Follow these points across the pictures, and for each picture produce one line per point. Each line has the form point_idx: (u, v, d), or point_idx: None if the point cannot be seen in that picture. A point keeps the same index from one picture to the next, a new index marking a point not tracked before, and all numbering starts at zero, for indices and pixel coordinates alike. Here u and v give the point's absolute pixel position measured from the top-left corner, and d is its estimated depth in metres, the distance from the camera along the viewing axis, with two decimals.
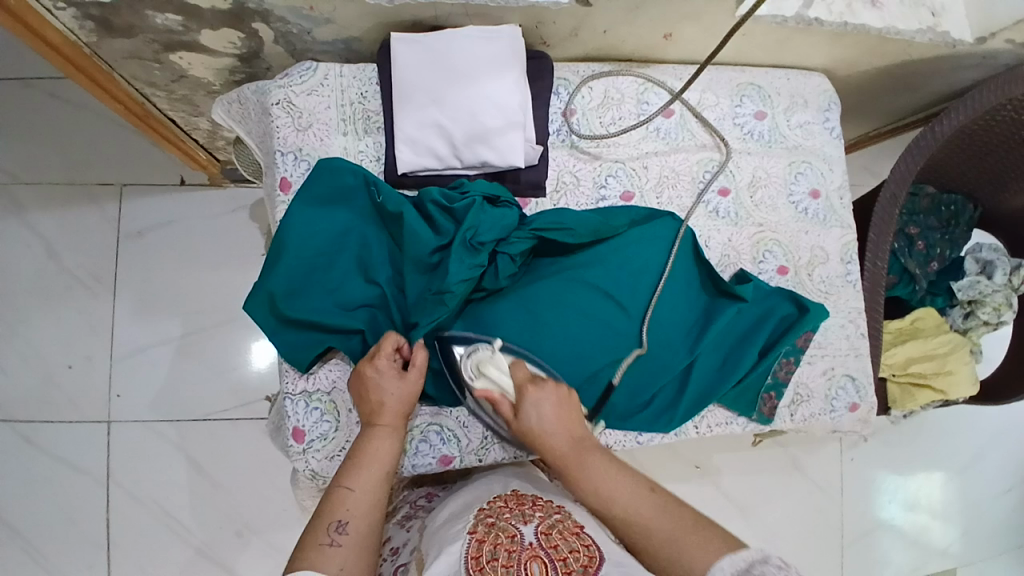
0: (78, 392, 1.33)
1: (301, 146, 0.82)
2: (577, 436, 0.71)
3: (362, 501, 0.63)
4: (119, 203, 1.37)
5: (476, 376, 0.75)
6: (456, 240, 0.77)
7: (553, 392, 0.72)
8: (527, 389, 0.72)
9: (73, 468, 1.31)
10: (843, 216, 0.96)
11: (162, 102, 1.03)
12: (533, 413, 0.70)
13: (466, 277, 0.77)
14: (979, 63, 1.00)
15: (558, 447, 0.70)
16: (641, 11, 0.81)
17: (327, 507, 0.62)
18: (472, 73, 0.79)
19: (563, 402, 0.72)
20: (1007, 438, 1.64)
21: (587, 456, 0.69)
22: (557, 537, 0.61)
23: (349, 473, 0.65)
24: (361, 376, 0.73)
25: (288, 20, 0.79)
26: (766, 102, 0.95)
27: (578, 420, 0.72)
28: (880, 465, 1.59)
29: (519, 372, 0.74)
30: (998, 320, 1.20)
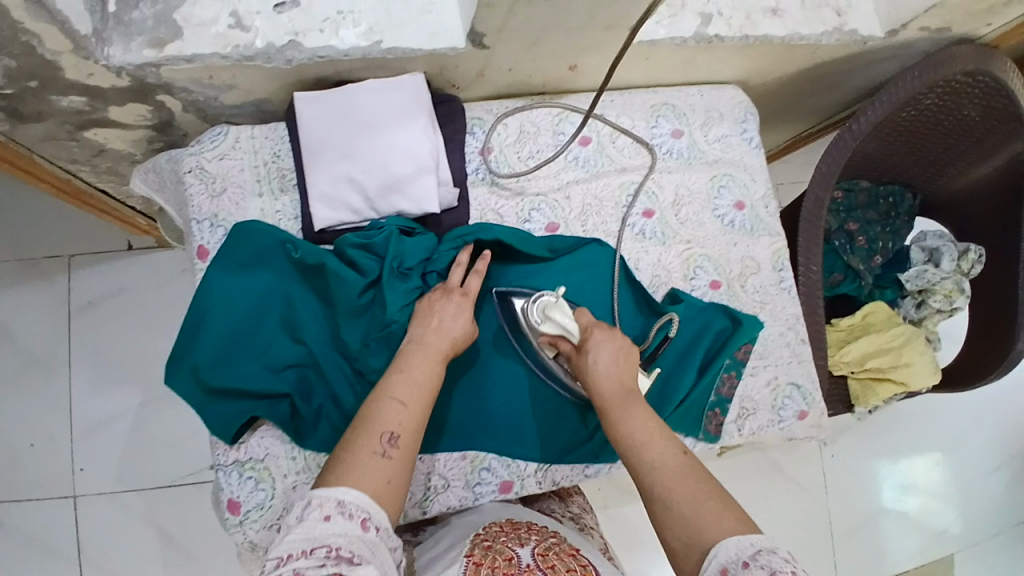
0: (42, 470, 1.31)
1: (216, 212, 0.82)
2: (627, 385, 0.75)
3: (411, 417, 0.67)
4: (68, 275, 1.37)
5: (542, 320, 0.80)
6: (386, 273, 0.79)
7: (608, 345, 0.77)
8: (593, 333, 0.78)
9: (43, 548, 1.29)
10: (771, 224, 0.97)
11: (90, 176, 1.04)
12: (592, 357, 0.76)
13: (405, 303, 0.80)
14: (895, 55, 1.00)
15: (608, 389, 0.74)
16: (539, 47, 0.82)
17: (377, 418, 0.66)
18: (380, 123, 0.79)
19: (621, 354, 0.77)
20: (984, 416, 1.64)
21: (632, 406, 0.73)
22: (554, 558, 0.64)
23: (397, 388, 0.69)
24: (442, 300, 0.78)
25: (192, 90, 0.80)
26: (681, 119, 0.96)
27: (633, 372, 0.77)
28: (862, 458, 1.58)
29: (581, 317, 0.80)
30: (951, 306, 1.19)
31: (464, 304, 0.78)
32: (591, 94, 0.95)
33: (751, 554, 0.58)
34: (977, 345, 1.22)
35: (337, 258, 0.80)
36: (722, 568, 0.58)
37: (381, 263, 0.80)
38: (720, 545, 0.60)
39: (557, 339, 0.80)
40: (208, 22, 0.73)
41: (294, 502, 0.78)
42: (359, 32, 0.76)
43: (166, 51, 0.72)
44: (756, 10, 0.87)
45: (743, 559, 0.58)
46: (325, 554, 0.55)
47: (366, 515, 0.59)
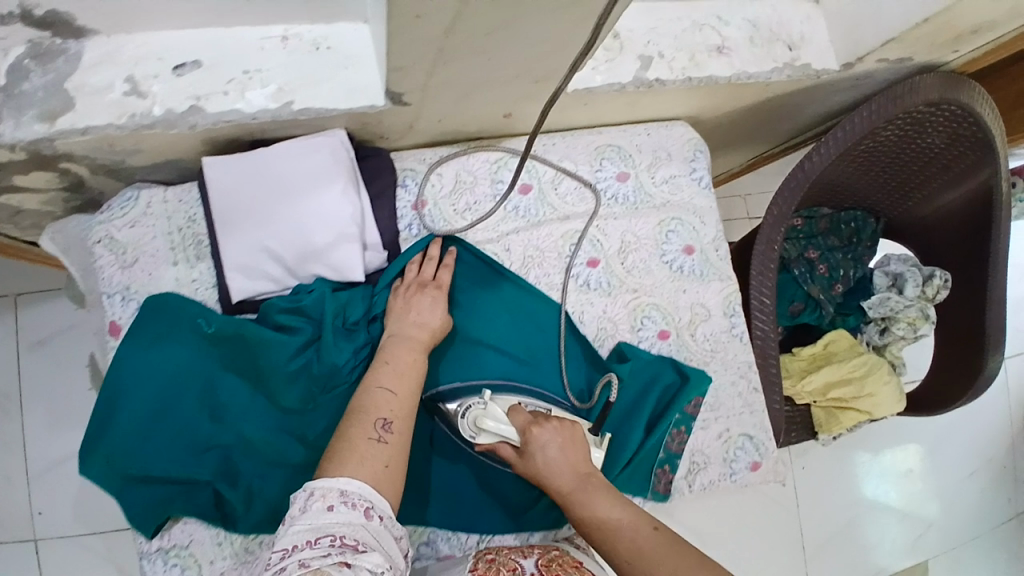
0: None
1: (128, 284, 0.78)
2: (583, 471, 0.73)
3: (403, 404, 0.68)
4: (15, 314, 1.31)
5: (476, 433, 0.76)
6: (330, 329, 0.77)
7: (557, 435, 0.75)
8: (533, 432, 0.74)
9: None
10: (723, 268, 0.93)
11: (14, 230, 0.99)
12: (539, 453, 0.73)
13: (355, 362, 0.80)
14: (855, 85, 0.95)
15: (564, 483, 0.72)
16: (469, 101, 0.76)
17: (369, 406, 0.66)
18: (294, 189, 0.75)
19: (569, 442, 0.75)
20: (956, 423, 1.63)
21: (592, 490, 0.71)
22: (556, 568, 0.69)
23: (385, 377, 0.70)
24: (417, 294, 0.79)
25: (96, 156, 0.74)
26: (628, 161, 0.92)
27: (584, 455, 0.75)
28: (830, 458, 1.53)
29: (517, 418, 0.76)
30: (915, 333, 1.16)
31: (438, 295, 0.80)
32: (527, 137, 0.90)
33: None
34: (945, 369, 1.18)
35: (262, 323, 0.78)
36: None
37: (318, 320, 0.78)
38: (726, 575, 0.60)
39: (496, 446, 0.76)
40: (103, 89, 0.67)
41: None
42: (269, 92, 0.69)
43: (58, 124, 0.66)
44: (701, 49, 0.81)
45: None
46: (330, 543, 0.54)
47: (370, 504, 0.59)
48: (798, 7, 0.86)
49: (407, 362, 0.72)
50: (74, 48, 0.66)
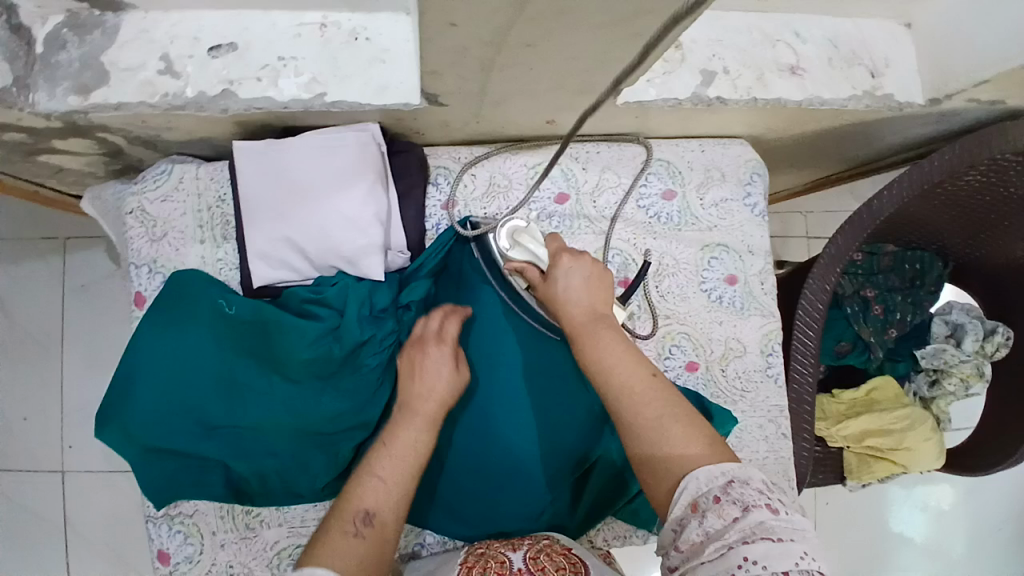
0: (35, 443, 1.33)
1: (155, 257, 0.78)
2: (599, 311, 0.67)
3: (391, 496, 0.63)
4: (63, 256, 1.36)
5: (511, 246, 0.75)
6: (350, 317, 0.74)
7: (577, 269, 0.69)
8: (562, 257, 0.70)
9: (34, 521, 1.32)
10: (765, 304, 0.87)
11: (57, 185, 1.01)
12: (561, 280, 0.69)
13: (382, 351, 0.77)
14: (939, 119, 0.86)
15: (576, 317, 0.67)
16: (507, 105, 0.72)
17: (355, 495, 0.63)
18: (321, 181, 0.73)
19: (596, 280, 0.69)
20: (1017, 490, 1.46)
21: (602, 330, 0.65)
22: (544, 560, 0.67)
23: (380, 463, 0.65)
24: (420, 354, 0.73)
25: (130, 129, 0.74)
26: (676, 179, 0.86)
27: (608, 296, 0.69)
28: (858, 501, 1.43)
29: (554, 244, 0.73)
30: (967, 390, 1.07)
31: (443, 352, 0.73)
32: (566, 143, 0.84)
33: (723, 487, 0.54)
34: (1004, 428, 1.06)
35: (282, 310, 0.76)
36: (692, 504, 0.55)
37: (335, 311, 0.75)
38: (689, 477, 0.56)
39: (523, 267, 0.73)
40: (136, 66, 0.66)
41: (220, 557, 0.77)
42: (301, 83, 0.68)
43: (91, 98, 0.66)
44: (770, 67, 0.74)
45: (713, 492, 0.54)
46: None
47: None
48: (885, 27, 0.77)
49: (406, 445, 0.67)
50: (111, 21, 0.65)
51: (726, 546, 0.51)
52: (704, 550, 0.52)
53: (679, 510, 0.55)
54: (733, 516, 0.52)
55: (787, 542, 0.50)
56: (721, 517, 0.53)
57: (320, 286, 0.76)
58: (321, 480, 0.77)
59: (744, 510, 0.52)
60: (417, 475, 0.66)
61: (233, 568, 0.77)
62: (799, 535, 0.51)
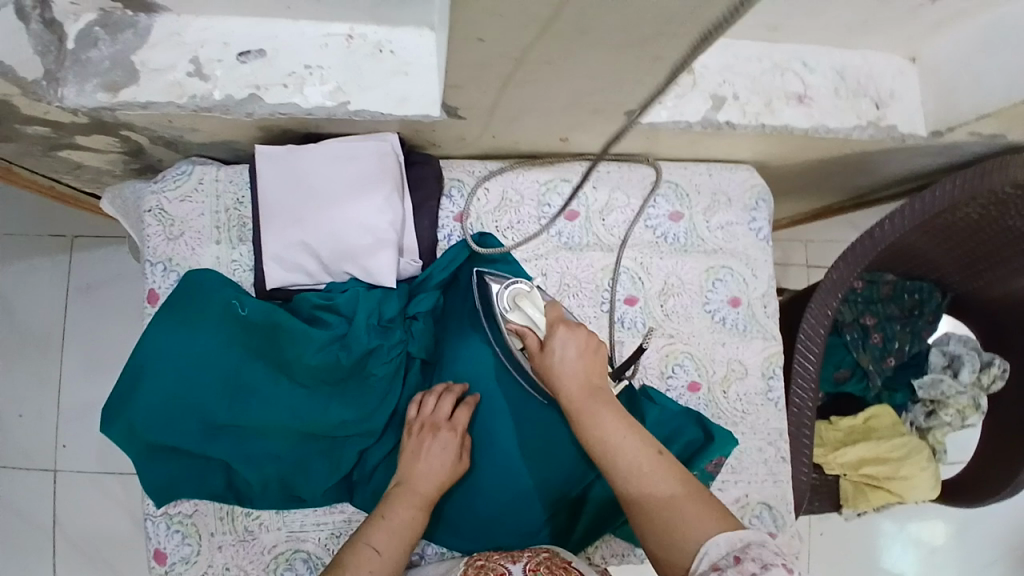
0: (28, 441, 1.32)
1: (170, 256, 0.79)
2: (594, 384, 0.67)
3: (385, 565, 0.66)
4: (71, 254, 1.37)
5: (511, 309, 0.75)
6: (360, 326, 0.75)
7: (573, 338, 0.70)
8: (558, 329, 0.71)
9: (21, 520, 1.30)
10: (768, 326, 0.88)
11: (73, 182, 1.03)
12: (558, 351, 0.69)
13: (390, 360, 0.78)
14: (939, 153, 0.89)
15: (573, 391, 0.66)
16: (523, 120, 0.74)
17: (351, 563, 0.65)
18: (339, 188, 0.75)
19: (591, 352, 0.70)
20: (1011, 527, 1.46)
21: (599, 406, 0.65)
22: (545, 573, 0.66)
23: (374, 534, 0.68)
24: (428, 439, 0.75)
25: (154, 129, 0.75)
26: (683, 201, 0.88)
27: (602, 371, 0.69)
28: (853, 531, 1.42)
29: (553, 313, 0.74)
30: (963, 421, 1.09)
31: (452, 440, 0.75)
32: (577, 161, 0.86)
33: (743, 548, 0.54)
34: (1002, 459, 1.06)
35: (293, 314, 0.76)
36: (714, 566, 0.54)
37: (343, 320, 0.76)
38: (710, 542, 0.55)
39: (523, 331, 0.74)
40: (165, 67, 0.68)
41: (218, 558, 0.76)
42: (326, 91, 0.70)
43: (120, 95, 0.67)
44: (779, 95, 0.77)
45: (734, 554, 0.54)
46: None
47: None
48: (889, 62, 0.81)
49: (404, 519, 0.70)
50: (144, 22, 0.68)
51: None
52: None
53: (699, 571, 0.54)
54: (751, 571, 0.51)
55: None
56: (741, 575, 0.52)
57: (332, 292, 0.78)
58: (323, 486, 0.77)
59: (762, 567, 0.51)
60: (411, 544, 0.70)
61: (230, 570, 0.76)
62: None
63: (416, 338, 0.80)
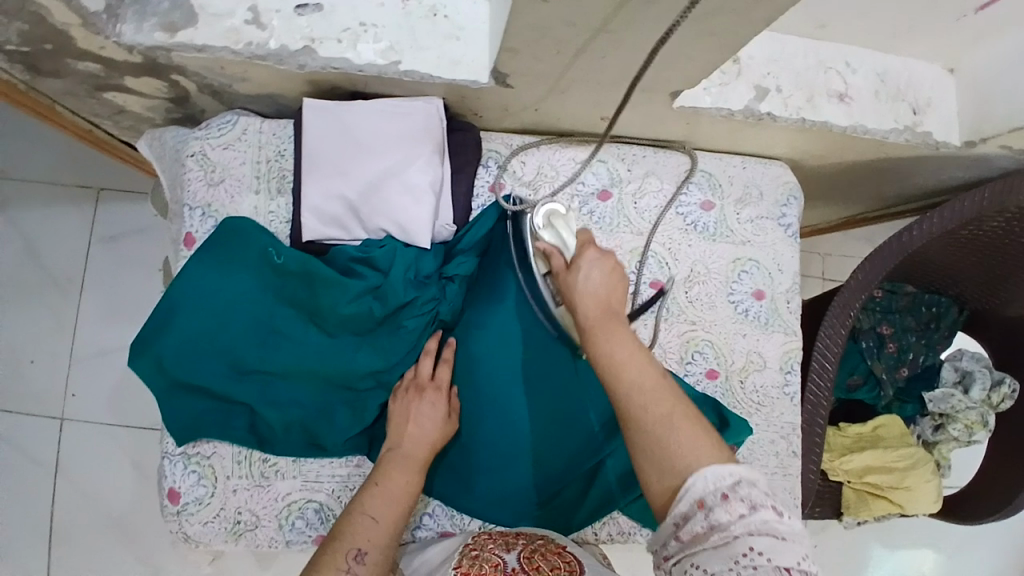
0: (38, 386, 1.31)
1: (209, 202, 0.80)
2: (613, 308, 0.65)
3: (383, 533, 0.67)
4: (95, 206, 1.35)
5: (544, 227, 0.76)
6: (395, 281, 0.77)
7: (601, 263, 0.67)
8: (588, 248, 0.68)
9: (24, 465, 1.29)
10: (789, 321, 0.89)
11: (111, 129, 1.05)
12: (581, 274, 0.67)
13: (421, 315, 0.80)
14: (972, 164, 0.90)
15: (592, 311, 0.64)
16: (568, 95, 0.75)
17: (348, 534, 0.65)
18: (383, 147, 0.77)
19: (614, 276, 0.67)
20: (1005, 551, 1.47)
21: (614, 327, 0.63)
22: (539, 558, 0.68)
23: (369, 503, 0.68)
24: (415, 401, 0.76)
25: (204, 75, 0.77)
26: (715, 191, 0.89)
27: (624, 296, 0.67)
28: (850, 544, 1.42)
29: (582, 235, 0.72)
30: (970, 437, 1.09)
31: (437, 399, 0.77)
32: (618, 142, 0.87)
33: (731, 486, 0.54)
34: (1004, 477, 1.07)
35: (329, 265, 0.78)
36: (698, 501, 0.54)
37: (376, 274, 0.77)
38: (697, 475, 0.54)
39: (551, 251, 0.73)
40: (224, 13, 0.69)
41: (231, 502, 0.77)
42: (379, 49, 0.71)
43: (177, 36, 0.68)
44: (821, 92, 0.78)
45: (721, 490, 0.54)
46: None
47: None
48: (931, 69, 0.82)
49: (400, 485, 0.70)
50: None
51: (731, 538, 0.52)
52: (707, 542, 0.53)
53: (684, 506, 0.54)
54: (740, 513, 0.53)
55: (789, 542, 0.52)
56: (726, 512, 0.53)
57: (365, 246, 0.79)
58: (345, 435, 0.78)
59: (751, 509, 0.53)
60: (407, 510, 0.70)
61: (242, 514, 0.77)
62: (798, 535, 0.53)
63: (448, 301, 0.82)
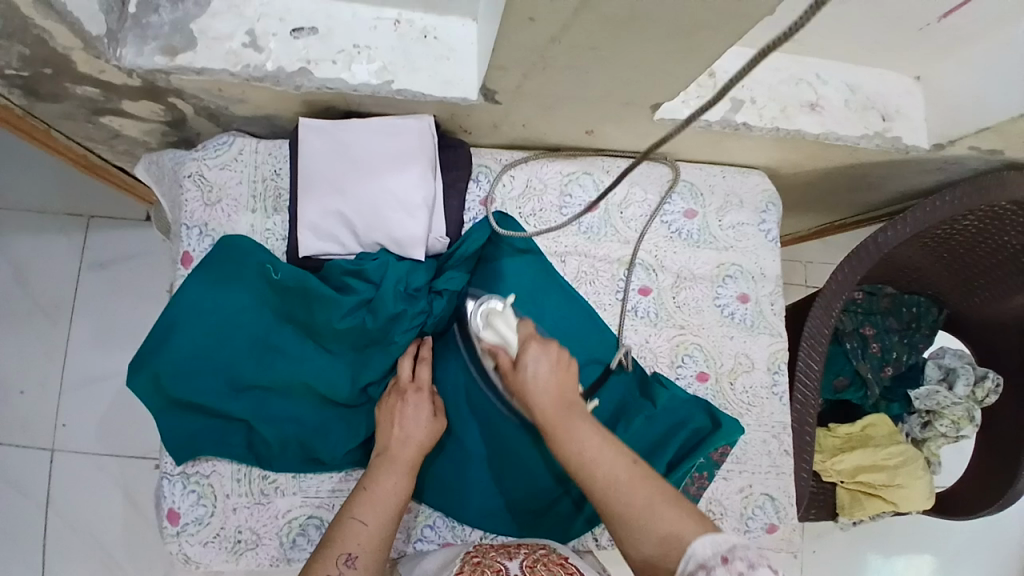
0: (27, 416, 1.29)
1: (207, 221, 0.82)
2: (568, 400, 0.68)
3: (374, 537, 0.67)
4: (86, 233, 1.36)
5: (486, 326, 0.78)
6: (388, 294, 0.78)
7: (544, 356, 0.70)
8: (529, 344, 0.71)
9: (13, 497, 1.26)
10: (774, 323, 0.92)
11: (107, 153, 1.07)
12: (529, 368, 0.70)
13: (410, 327, 0.81)
14: (942, 168, 0.94)
15: (547, 406, 0.68)
16: (555, 110, 0.79)
17: (336, 539, 0.65)
18: (377, 164, 0.79)
19: (563, 367, 0.71)
20: (999, 551, 1.49)
21: (574, 421, 0.66)
22: (541, 568, 0.66)
23: (360, 507, 0.69)
24: (399, 403, 0.77)
25: (202, 98, 0.79)
26: (697, 200, 0.93)
27: (574, 385, 0.71)
28: (846, 549, 1.43)
29: (524, 329, 0.74)
30: (957, 432, 1.11)
31: (422, 402, 0.77)
32: (603, 155, 0.91)
33: (728, 549, 0.55)
34: (994, 470, 1.10)
35: (324, 280, 0.80)
36: (700, 563, 0.55)
37: (370, 288, 0.79)
38: (695, 543, 0.56)
39: (495, 349, 0.75)
40: (223, 36, 0.72)
41: (231, 521, 0.77)
42: (373, 69, 0.74)
43: (177, 60, 0.71)
44: (794, 103, 0.82)
45: (719, 553, 0.55)
46: None
47: None
48: (896, 79, 0.87)
49: (386, 488, 0.71)
50: None
51: None
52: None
53: (688, 567, 0.55)
54: (739, 571, 0.53)
55: None
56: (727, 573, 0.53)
57: (360, 260, 0.80)
58: (344, 447, 0.79)
59: (750, 566, 0.53)
60: (398, 514, 0.70)
61: (242, 534, 0.77)
62: None
63: (435, 314, 0.83)
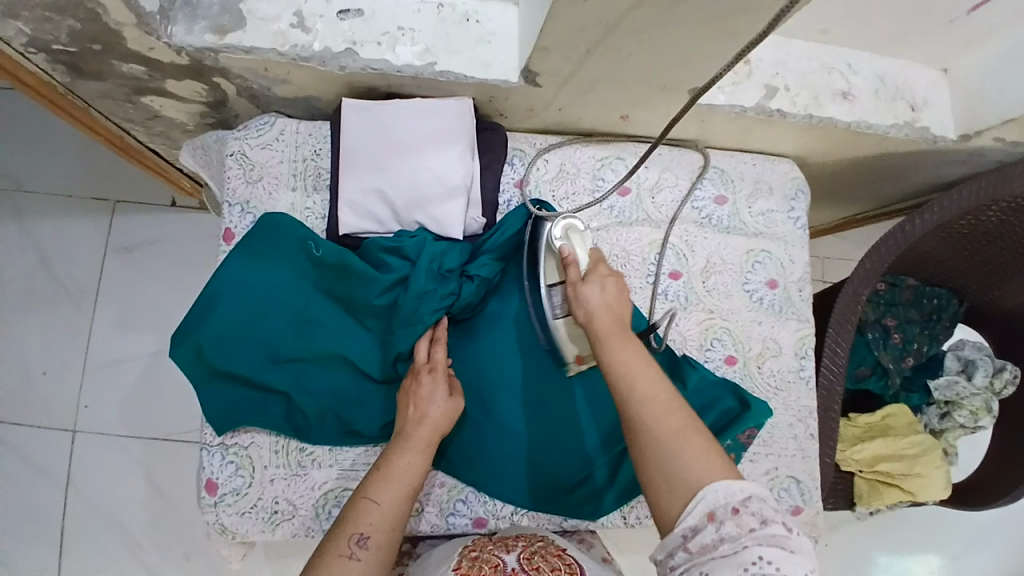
0: (52, 396, 1.31)
1: (248, 199, 0.84)
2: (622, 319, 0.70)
3: (386, 516, 0.65)
4: (112, 217, 1.37)
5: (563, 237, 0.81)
6: (424, 272, 0.80)
7: (610, 282, 0.73)
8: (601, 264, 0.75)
9: (36, 477, 1.28)
10: (801, 309, 0.93)
11: (142, 135, 1.08)
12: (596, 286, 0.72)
13: (437, 308, 0.81)
14: (967, 159, 0.96)
15: (604, 320, 0.69)
16: (592, 94, 0.80)
17: (350, 518, 0.64)
18: (418, 143, 0.81)
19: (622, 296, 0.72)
20: (1012, 547, 1.49)
21: (625, 339, 0.67)
22: (539, 560, 0.63)
23: (375, 486, 0.67)
24: (414, 384, 0.76)
25: (247, 78, 0.80)
26: (727, 187, 0.94)
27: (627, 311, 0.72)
28: (861, 541, 1.45)
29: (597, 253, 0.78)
30: (976, 424, 1.13)
31: (436, 382, 0.77)
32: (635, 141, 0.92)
33: (741, 501, 0.56)
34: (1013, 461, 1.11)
35: (362, 257, 0.81)
36: (709, 513, 0.56)
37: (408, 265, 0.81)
38: (709, 488, 0.57)
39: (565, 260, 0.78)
40: (271, 17, 0.73)
41: (267, 493, 0.78)
42: (416, 52, 0.75)
43: (226, 39, 0.72)
44: (825, 91, 0.84)
45: (731, 505, 0.56)
46: None
47: None
48: (925, 70, 0.88)
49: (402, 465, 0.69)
50: None
51: (740, 546, 0.54)
52: (716, 552, 0.55)
53: (693, 518, 0.57)
54: (750, 526, 0.55)
55: (797, 556, 0.54)
56: (737, 526, 0.55)
57: (397, 238, 0.82)
58: (380, 420, 0.81)
59: (761, 523, 0.56)
60: (413, 494, 0.69)
61: (278, 504, 0.78)
62: (804, 550, 0.56)
63: (465, 296, 0.83)
